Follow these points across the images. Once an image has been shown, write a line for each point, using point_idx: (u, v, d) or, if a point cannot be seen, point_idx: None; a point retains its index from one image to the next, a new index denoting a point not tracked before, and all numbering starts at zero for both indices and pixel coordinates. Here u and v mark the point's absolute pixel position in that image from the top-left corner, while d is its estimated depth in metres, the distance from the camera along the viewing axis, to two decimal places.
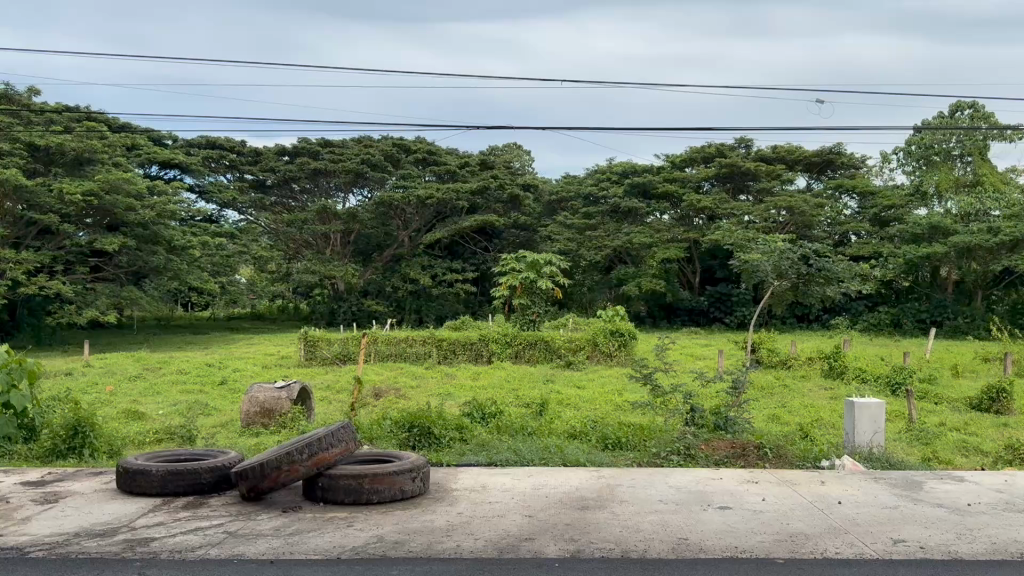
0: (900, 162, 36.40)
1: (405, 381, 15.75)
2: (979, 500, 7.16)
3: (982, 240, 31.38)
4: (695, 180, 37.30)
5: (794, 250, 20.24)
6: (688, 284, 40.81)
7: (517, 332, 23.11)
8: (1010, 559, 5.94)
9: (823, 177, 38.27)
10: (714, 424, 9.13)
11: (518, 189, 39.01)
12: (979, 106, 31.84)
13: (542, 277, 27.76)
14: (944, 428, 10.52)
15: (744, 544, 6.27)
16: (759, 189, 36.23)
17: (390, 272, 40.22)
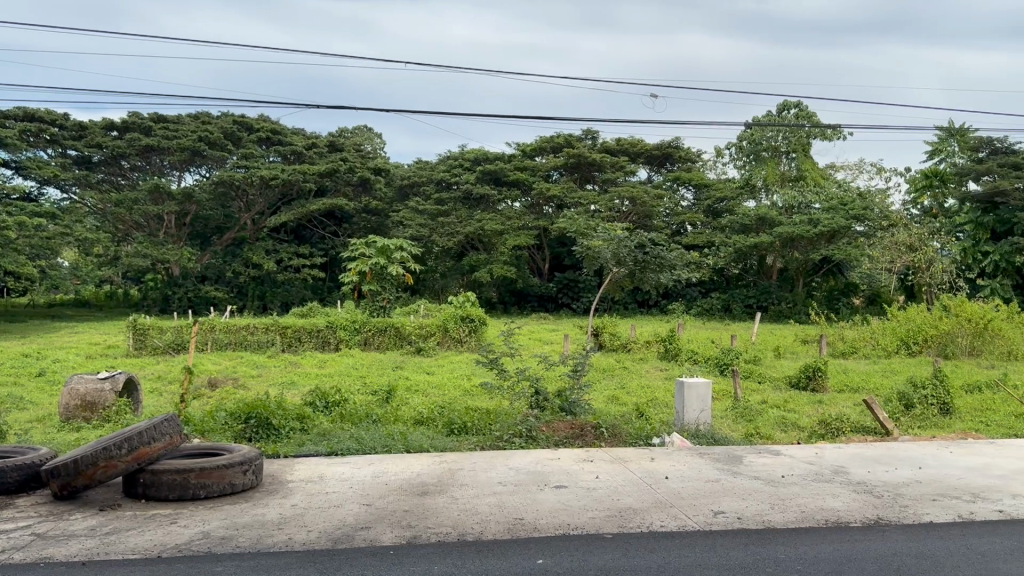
0: (733, 157, 38.76)
1: (246, 370, 15.15)
2: (792, 472, 7.74)
3: (804, 230, 34.01)
4: (544, 169, 38.09)
5: (632, 238, 21.11)
6: (538, 270, 41.71)
7: (365, 318, 22.78)
8: (815, 527, 6.49)
9: (663, 170, 40.11)
10: (558, 406, 9.32)
11: (369, 172, 38.50)
12: (804, 106, 34.18)
13: (393, 262, 27.52)
14: (766, 404, 11.27)
15: (577, 521, 6.47)
16: (604, 179, 37.74)
17: (229, 256, 38.85)
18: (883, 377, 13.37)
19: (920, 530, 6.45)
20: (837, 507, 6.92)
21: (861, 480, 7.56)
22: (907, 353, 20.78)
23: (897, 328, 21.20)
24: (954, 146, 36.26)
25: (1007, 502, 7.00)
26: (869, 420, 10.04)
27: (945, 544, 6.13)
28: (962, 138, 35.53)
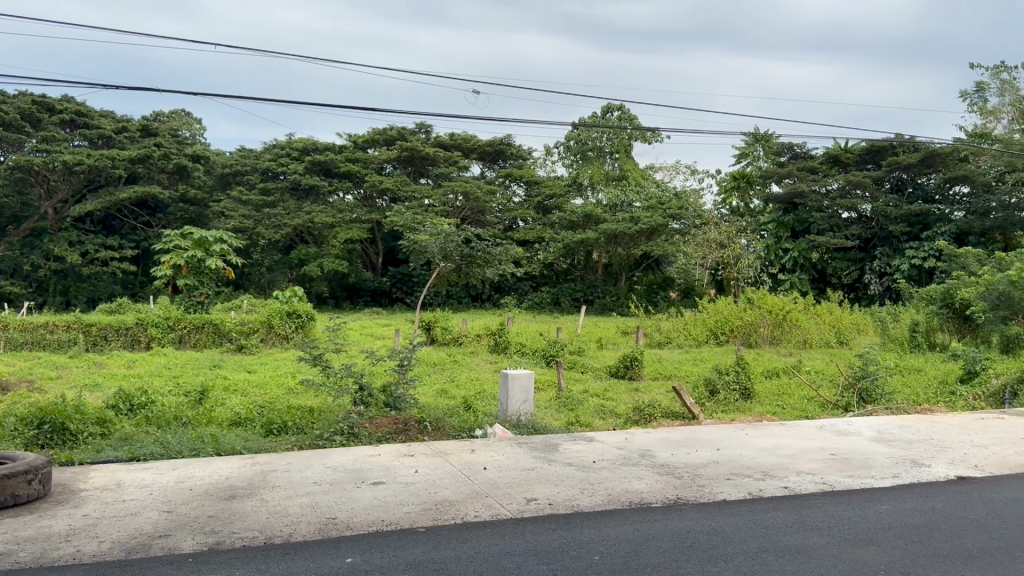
0: (561, 156, 40.19)
1: (40, 372, 13.97)
2: (603, 457, 8.13)
3: (626, 228, 35.94)
4: (376, 161, 37.74)
5: (458, 233, 21.32)
6: (371, 264, 41.19)
7: (181, 314, 21.68)
8: (620, 509, 6.84)
9: (495, 166, 40.80)
10: (383, 402, 9.28)
11: (186, 160, 37.17)
12: (626, 110, 35.94)
13: (211, 255, 26.40)
14: (587, 393, 11.74)
15: (391, 516, 6.46)
16: (437, 174, 37.88)
17: (28, 248, 35.40)
18: (693, 365, 14.31)
19: (714, 509, 6.92)
20: (642, 489, 7.32)
21: (665, 463, 8.03)
22: (716, 343, 22.40)
23: (707, 320, 22.81)
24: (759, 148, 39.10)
25: (791, 478, 7.65)
26: (680, 406, 10.71)
27: (734, 521, 6.61)
28: (767, 143, 38.69)
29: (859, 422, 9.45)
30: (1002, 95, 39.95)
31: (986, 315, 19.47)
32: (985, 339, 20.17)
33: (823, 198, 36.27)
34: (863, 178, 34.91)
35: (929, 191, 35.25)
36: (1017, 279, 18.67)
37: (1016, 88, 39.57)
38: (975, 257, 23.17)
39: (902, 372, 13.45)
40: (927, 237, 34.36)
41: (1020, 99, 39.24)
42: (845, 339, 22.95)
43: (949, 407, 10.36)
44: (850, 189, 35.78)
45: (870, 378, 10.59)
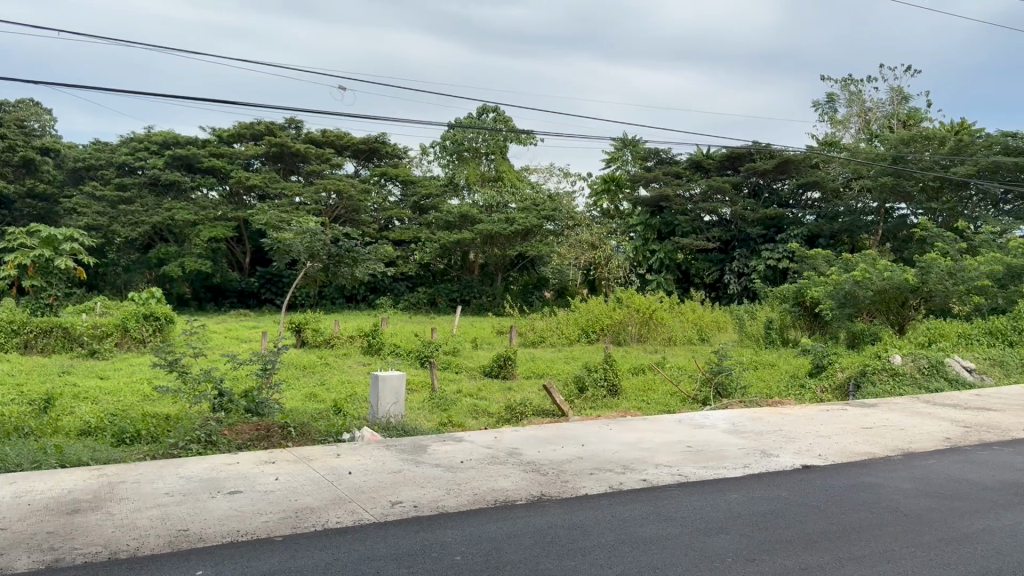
0: (437, 155, 40.31)
1: None
2: (471, 457, 8.21)
3: (501, 228, 36.99)
4: (242, 157, 36.57)
5: (325, 233, 21.07)
6: (238, 264, 39.90)
7: (24, 319, 20.39)
8: (484, 507, 6.90)
9: (369, 165, 40.43)
10: (244, 408, 9.05)
11: (34, 153, 35.03)
12: (500, 111, 36.49)
13: (60, 255, 24.98)
14: (461, 393, 11.84)
15: (247, 526, 6.30)
16: (308, 171, 37.12)
17: None
18: (565, 363, 14.69)
19: (575, 503, 7.02)
20: (507, 487, 7.40)
21: (531, 460, 8.18)
22: (588, 342, 23.01)
23: (580, 319, 23.47)
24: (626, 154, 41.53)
25: (652, 470, 7.94)
26: (549, 403, 10.97)
27: (594, 514, 6.69)
28: (634, 149, 40.29)
29: (716, 415, 9.96)
30: (849, 106, 43.15)
31: (834, 312, 21.09)
32: (832, 334, 21.77)
33: (687, 202, 38.14)
34: (723, 183, 36.95)
35: (783, 197, 37.65)
36: (860, 279, 20.12)
37: (862, 100, 42.78)
38: (824, 259, 24.90)
39: (758, 367, 14.32)
40: (781, 239, 36.48)
41: (865, 110, 42.50)
42: (706, 336, 24.16)
43: (799, 399, 11.07)
44: (712, 193, 37.59)
45: (725, 373, 11.20)
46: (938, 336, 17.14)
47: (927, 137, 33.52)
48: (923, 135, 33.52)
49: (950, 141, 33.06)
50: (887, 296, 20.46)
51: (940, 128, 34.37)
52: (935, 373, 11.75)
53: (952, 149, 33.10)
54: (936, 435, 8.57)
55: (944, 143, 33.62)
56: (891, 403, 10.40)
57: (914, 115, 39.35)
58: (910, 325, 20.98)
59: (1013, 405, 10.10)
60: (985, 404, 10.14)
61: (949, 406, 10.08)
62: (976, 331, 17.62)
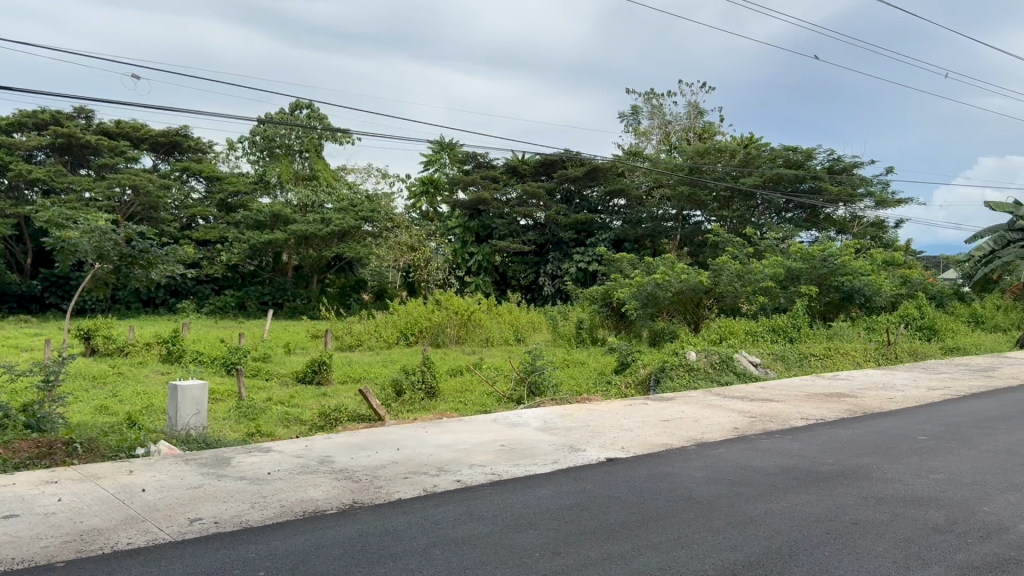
0: (246, 151, 38.70)
1: None
2: (278, 467, 7.91)
3: (317, 229, 36.25)
4: (23, 147, 33.06)
5: (116, 232, 19.62)
6: (16, 265, 36.12)
7: None
8: (292, 519, 6.65)
9: (170, 159, 38.03)
10: (23, 424, 8.20)
11: None
12: (314, 108, 35.69)
13: None
14: (271, 401, 11.39)
15: (23, 553, 5.68)
16: (100, 164, 34.31)
17: None
18: (382, 367, 14.55)
19: (387, 508, 6.89)
20: (316, 497, 7.18)
21: (343, 468, 8.01)
22: (406, 344, 22.99)
23: (398, 321, 23.33)
24: (444, 155, 41.43)
25: (465, 470, 8.02)
26: (364, 409, 10.82)
27: (406, 520, 6.57)
28: (452, 152, 40.89)
29: (528, 414, 10.25)
30: (651, 118, 45.87)
31: (638, 312, 22.43)
32: (637, 333, 23.16)
33: (503, 206, 39.16)
34: (537, 188, 38.29)
35: (593, 203, 39.74)
36: (661, 281, 21.62)
37: (662, 113, 45.80)
38: (629, 262, 26.43)
39: (568, 365, 14.93)
40: (591, 243, 38.34)
41: (665, 122, 45.51)
42: (522, 336, 25.02)
43: (605, 395, 11.64)
44: (527, 198, 39.05)
45: (538, 372, 11.58)
46: (728, 334, 18.76)
47: (719, 150, 36.91)
48: (717, 148, 36.64)
49: (740, 154, 36.37)
50: (684, 297, 22.21)
51: (731, 141, 37.62)
52: (725, 367, 12.80)
53: (741, 161, 36.60)
54: (725, 425, 9.30)
55: (734, 157, 36.89)
56: (688, 397, 11.19)
57: (708, 129, 42.79)
58: (705, 323, 22.78)
59: (790, 395, 11.19)
60: (766, 395, 11.17)
61: (737, 398, 10.99)
62: (761, 328, 19.29)
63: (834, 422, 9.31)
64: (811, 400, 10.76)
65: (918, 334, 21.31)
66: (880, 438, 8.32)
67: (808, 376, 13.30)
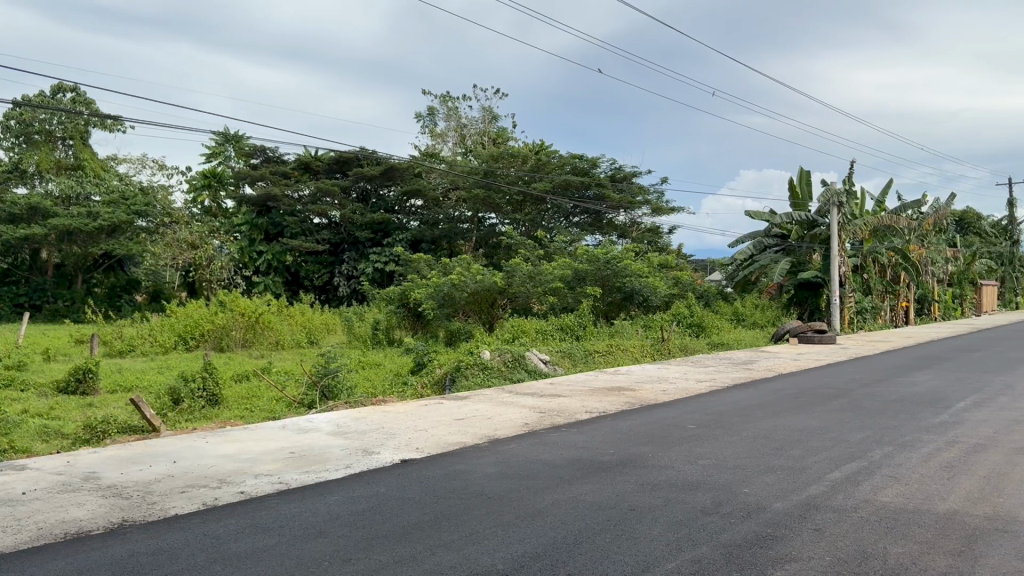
0: None
1: None
2: (35, 487, 7.09)
3: (83, 223, 33.04)
4: None
5: None
6: None
7: None
8: (51, 542, 5.96)
9: None
10: None
11: None
12: (81, 92, 32.54)
13: None
14: (25, 414, 10.21)
15: None
16: None
17: None
18: (158, 374, 13.51)
19: (163, 525, 6.38)
20: (80, 516, 6.50)
21: (111, 484, 7.33)
22: (185, 349, 21.49)
23: (176, 325, 21.82)
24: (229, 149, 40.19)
25: (252, 479, 7.62)
26: (138, 419, 10.01)
27: (183, 536, 6.11)
28: (238, 145, 39.15)
29: (319, 418, 9.98)
30: (447, 120, 46.48)
31: (435, 312, 22.54)
32: (433, 334, 23.28)
33: (295, 203, 37.78)
34: (331, 186, 37.42)
35: (389, 203, 39.62)
36: (457, 282, 21.94)
37: (458, 116, 46.56)
38: (426, 263, 26.59)
39: (362, 367, 14.74)
40: (387, 243, 38.20)
41: (461, 125, 46.27)
42: (315, 338, 24.33)
43: (400, 396, 11.61)
44: (320, 196, 38.01)
45: (330, 376, 11.33)
46: (521, 332, 19.51)
47: (512, 155, 37.82)
48: (509, 152, 37.78)
49: (531, 160, 37.93)
50: (479, 297, 22.76)
51: (522, 147, 38.94)
52: (517, 366, 13.24)
53: (532, 167, 38.02)
54: (516, 421, 9.61)
55: (525, 162, 38.19)
56: (481, 395, 11.42)
57: (501, 134, 44.14)
58: (497, 322, 23.58)
59: (576, 390, 11.77)
60: (554, 391, 11.69)
61: (527, 394, 11.41)
62: (551, 327, 20.16)
63: (615, 415, 9.91)
64: (595, 395, 11.41)
65: (688, 331, 23.19)
66: (656, 428, 8.96)
67: (593, 372, 14.09)
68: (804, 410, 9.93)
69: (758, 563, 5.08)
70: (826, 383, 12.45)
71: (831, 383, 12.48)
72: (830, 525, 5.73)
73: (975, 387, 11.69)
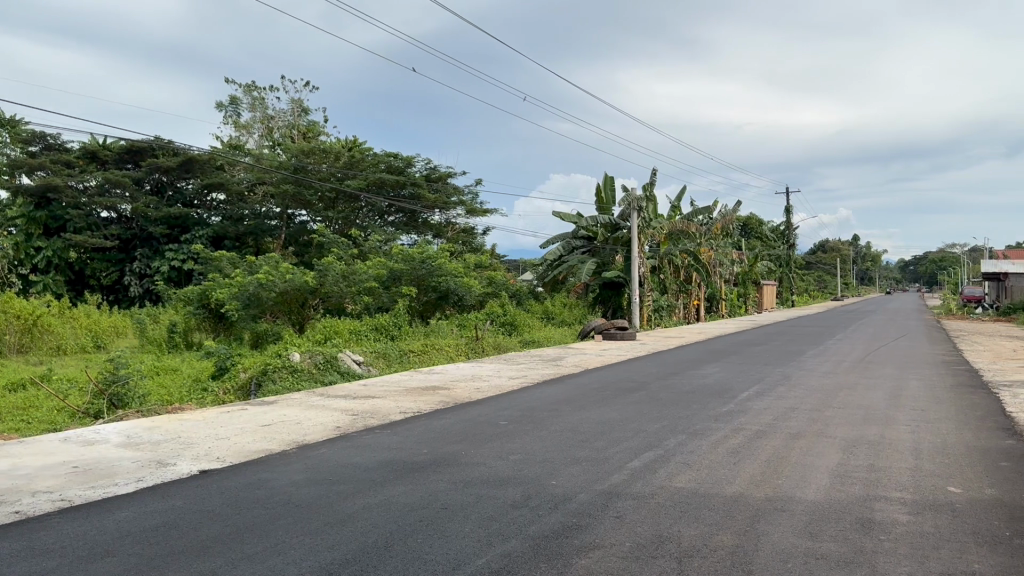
0: None
1: None
2: None
3: None
4: None
5: None
6: None
7: None
8: None
9: None
10: None
11: None
12: None
13: None
14: None
15: None
16: None
17: None
18: None
19: None
20: None
21: None
22: None
23: None
24: None
25: (26, 498, 6.82)
26: None
27: None
28: (13, 129, 35.28)
29: (107, 430, 9.17)
30: (252, 111, 44.70)
31: (239, 313, 21.53)
32: (237, 336, 22.30)
33: (79, 195, 34.58)
34: (121, 177, 34.76)
35: (187, 196, 37.37)
36: (264, 281, 21.03)
37: (264, 107, 44.98)
38: (229, 260, 25.49)
39: (157, 374, 13.69)
40: (185, 240, 35.90)
41: (266, 117, 44.81)
42: (102, 343, 22.40)
43: (200, 403, 10.96)
44: (109, 188, 35.18)
45: (120, 383, 10.50)
46: (333, 333, 19.06)
47: (324, 151, 36.75)
48: (321, 148, 36.83)
49: (343, 157, 37.32)
50: (288, 297, 22.04)
51: (335, 143, 38.09)
52: (329, 368, 12.88)
53: (345, 164, 37.19)
54: (328, 425, 9.33)
55: (338, 158, 37.39)
56: (289, 399, 11.01)
57: (312, 129, 42.94)
58: (308, 323, 23.35)
59: (390, 391, 11.66)
60: (367, 393, 11.51)
61: (339, 397, 11.15)
62: (364, 327, 19.88)
63: (429, 414, 9.91)
64: (409, 395, 11.35)
65: (501, 329, 23.66)
66: (469, 426, 9.05)
67: (407, 372, 13.99)
68: (609, 403, 10.44)
69: (564, 553, 5.25)
70: (627, 377, 13.19)
71: (634, 377, 13.22)
72: (630, 512, 6.04)
73: (756, 377, 12.87)
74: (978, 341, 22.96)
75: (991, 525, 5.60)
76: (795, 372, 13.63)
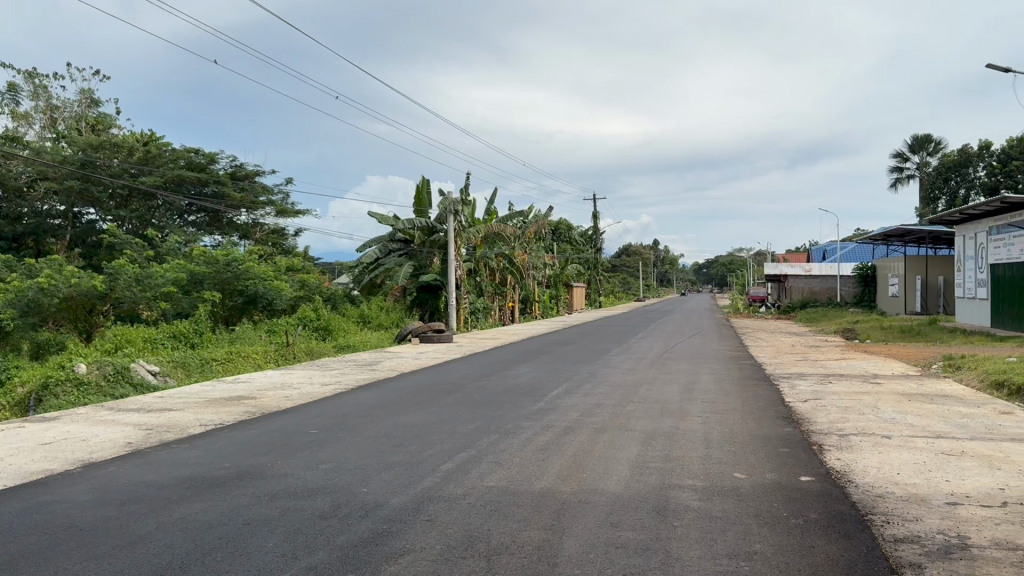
0: None
1: None
2: None
3: None
4: None
5: None
6: None
7: None
8: None
9: None
10: None
11: None
12: None
13: None
14: None
15: None
16: None
17: None
18: None
19: None
20: None
21: None
22: None
23: None
24: None
25: None
26: None
27: None
28: None
29: None
30: (33, 100, 41.05)
31: (16, 323, 19.81)
32: None
33: None
34: None
35: None
36: (45, 286, 19.50)
37: (47, 96, 41.45)
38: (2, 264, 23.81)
39: None
40: None
41: (49, 107, 41.30)
42: None
43: None
44: None
45: None
46: (124, 342, 17.81)
47: (115, 145, 34.70)
48: (112, 143, 34.64)
49: (138, 152, 35.49)
50: (73, 304, 20.50)
51: (127, 137, 36.08)
52: (120, 379, 12.01)
53: (139, 159, 35.47)
54: (118, 441, 8.67)
55: (132, 153, 35.54)
56: (73, 415, 10.15)
57: (102, 121, 40.25)
58: (97, 332, 21.51)
59: (189, 403, 11.02)
60: (162, 405, 10.81)
61: (131, 411, 10.41)
62: (161, 335, 18.85)
63: (231, 426, 9.45)
64: (210, 406, 10.78)
65: (314, 334, 23.28)
66: (274, 436, 8.73)
67: (208, 381, 13.27)
68: (422, 407, 10.44)
69: (372, 562, 5.17)
70: (442, 380, 13.23)
71: (447, 380, 13.29)
72: (441, 514, 6.05)
73: (564, 377, 13.33)
74: (764, 337, 25.23)
75: (771, 507, 6.10)
76: (600, 370, 14.25)
